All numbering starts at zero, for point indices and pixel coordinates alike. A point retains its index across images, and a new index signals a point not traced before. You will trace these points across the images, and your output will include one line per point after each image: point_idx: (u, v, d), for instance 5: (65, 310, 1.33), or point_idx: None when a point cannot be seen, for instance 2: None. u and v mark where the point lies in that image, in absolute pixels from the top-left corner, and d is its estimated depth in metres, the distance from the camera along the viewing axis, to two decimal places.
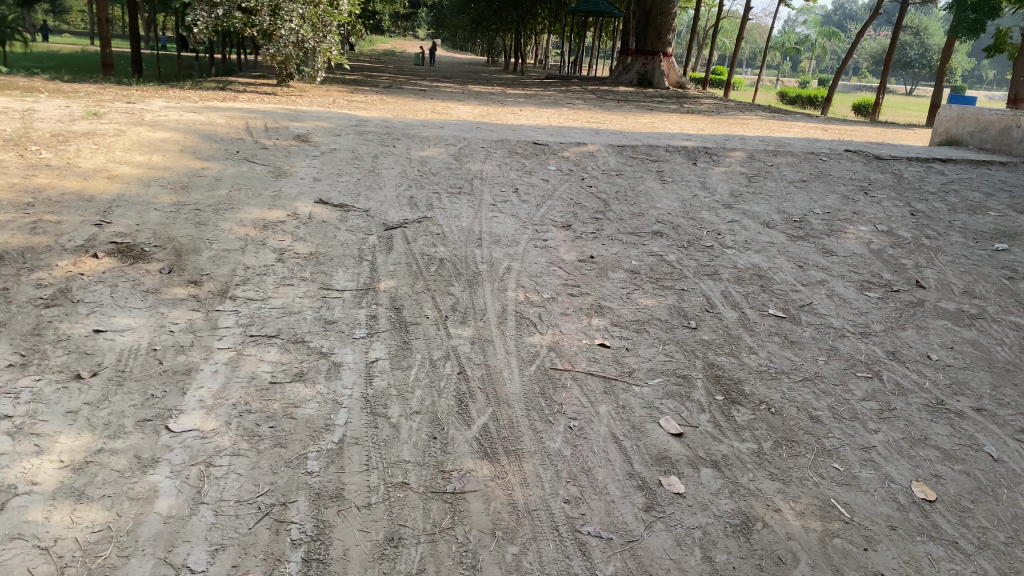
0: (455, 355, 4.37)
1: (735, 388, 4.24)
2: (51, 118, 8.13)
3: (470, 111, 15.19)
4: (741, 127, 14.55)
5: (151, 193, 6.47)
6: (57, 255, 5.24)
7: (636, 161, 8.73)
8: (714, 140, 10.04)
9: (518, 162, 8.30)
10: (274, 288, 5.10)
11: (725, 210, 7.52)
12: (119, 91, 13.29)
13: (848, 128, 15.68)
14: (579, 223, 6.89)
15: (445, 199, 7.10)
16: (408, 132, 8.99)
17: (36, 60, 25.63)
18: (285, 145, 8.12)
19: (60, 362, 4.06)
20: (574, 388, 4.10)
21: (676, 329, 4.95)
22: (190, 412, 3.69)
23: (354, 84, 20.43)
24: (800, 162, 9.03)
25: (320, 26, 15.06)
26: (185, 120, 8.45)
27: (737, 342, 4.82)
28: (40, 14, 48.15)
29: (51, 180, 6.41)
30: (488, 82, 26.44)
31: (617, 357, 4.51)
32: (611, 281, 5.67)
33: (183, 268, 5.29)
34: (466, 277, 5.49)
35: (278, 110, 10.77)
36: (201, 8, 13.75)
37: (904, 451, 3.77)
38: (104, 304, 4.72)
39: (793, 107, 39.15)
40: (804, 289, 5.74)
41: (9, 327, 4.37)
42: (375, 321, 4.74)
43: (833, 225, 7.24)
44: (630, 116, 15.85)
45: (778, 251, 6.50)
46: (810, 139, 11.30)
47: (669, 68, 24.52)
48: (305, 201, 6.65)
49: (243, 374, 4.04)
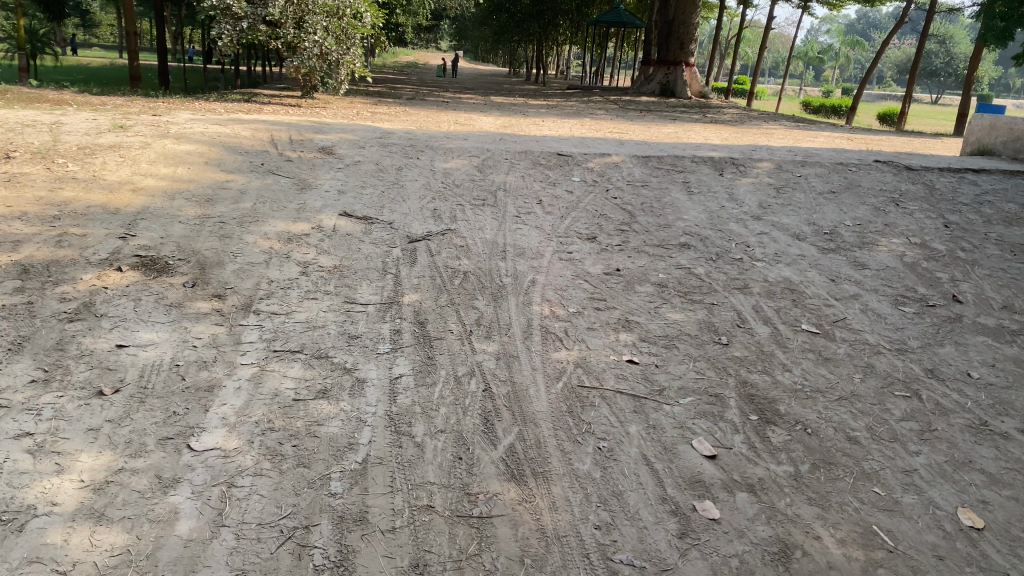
0: (480, 371, 4.28)
1: (769, 408, 4.11)
2: (78, 131, 8.17)
3: (492, 121, 15.16)
4: (767, 137, 14.39)
5: (176, 205, 6.45)
6: (81, 269, 5.23)
7: (662, 171, 8.61)
8: (740, 150, 9.90)
9: (542, 174, 8.22)
10: (297, 302, 5.05)
11: (754, 222, 7.39)
12: (145, 103, 13.39)
13: (876, 138, 15.45)
14: (604, 235, 6.79)
15: (469, 211, 7.03)
16: (431, 144, 8.94)
17: (66, 74, 25.99)
18: (309, 157, 8.09)
19: (82, 378, 4.02)
20: (602, 407, 3.99)
21: (706, 345, 4.83)
22: (212, 430, 3.62)
23: (377, 95, 20.50)
24: (829, 173, 8.87)
25: (344, 39, 15.24)
26: (210, 132, 8.45)
27: (770, 359, 4.70)
28: (70, 28, 48.89)
29: (77, 194, 6.41)
30: (510, 93, 26.45)
31: (647, 374, 4.40)
32: (638, 294, 5.56)
33: (206, 281, 5.26)
34: (491, 290, 5.41)
35: (302, 121, 10.77)
36: (225, 21, 13.75)
37: (948, 475, 3.63)
38: (127, 319, 4.68)
39: (817, 116, 38.72)
40: (837, 304, 5.60)
41: (32, 342, 4.34)
42: (399, 336, 4.66)
43: (865, 237, 7.09)
44: (654, 126, 15.73)
45: (809, 264, 6.37)
46: (838, 149, 11.12)
47: (693, 78, 24.35)
48: (329, 214, 6.61)
49: (266, 391, 3.97)
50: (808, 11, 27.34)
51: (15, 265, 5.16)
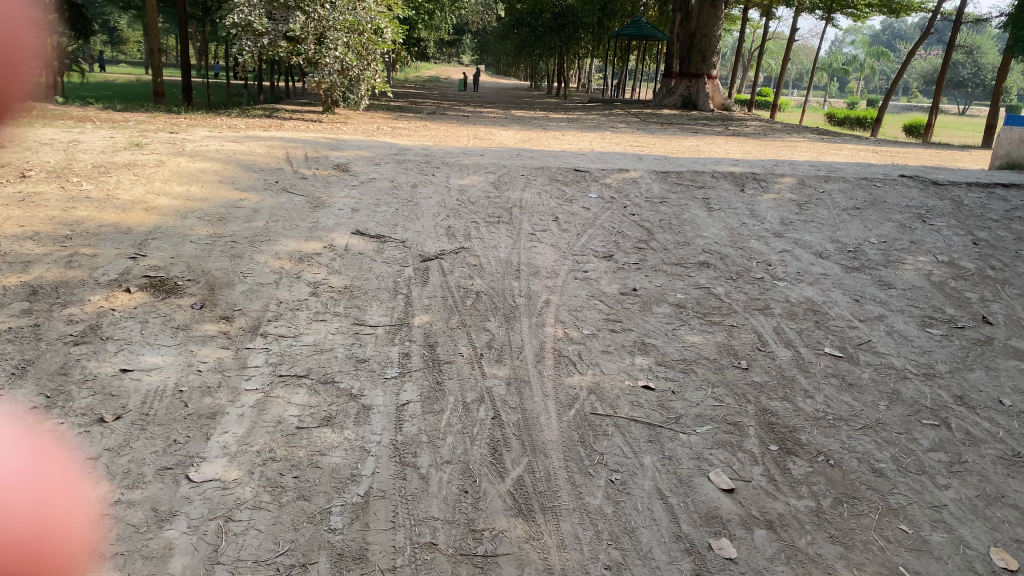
0: (490, 397, 4.16)
1: (790, 437, 3.95)
2: (95, 149, 8.18)
3: (511, 136, 15.08)
4: (789, 150, 14.20)
5: (188, 224, 6.40)
6: (90, 290, 5.17)
7: (681, 187, 8.47)
8: (762, 165, 9.73)
9: (559, 190, 8.10)
10: (306, 324, 4.96)
11: (776, 239, 7.23)
12: (168, 120, 13.50)
13: (902, 151, 15.18)
14: (621, 253, 6.65)
15: (483, 228, 6.93)
16: (447, 160, 8.86)
17: (93, 91, 26.28)
18: (324, 175, 8.03)
19: (84, 405, 3.94)
20: (616, 437, 3.85)
21: (725, 370, 4.68)
22: (212, 460, 3.53)
23: (398, 110, 20.53)
24: (853, 188, 8.68)
25: (364, 54, 15.22)
26: (226, 150, 8.42)
27: (791, 385, 4.53)
28: (98, 45, 49.66)
29: (89, 213, 6.37)
30: (531, 107, 26.42)
31: (663, 401, 4.25)
32: (655, 316, 5.42)
33: (215, 302, 5.18)
34: (503, 311, 5.29)
35: (320, 138, 10.75)
36: (246, 38, 13.76)
37: (979, 511, 3.45)
38: (133, 341, 4.61)
39: (842, 128, 38.28)
40: (861, 325, 5.42)
41: (36, 366, 4.27)
42: (408, 359, 4.55)
43: (890, 255, 6.90)
44: (674, 139, 15.58)
45: (833, 284, 6.19)
46: (863, 163, 10.90)
47: (715, 90, 24.18)
48: (342, 232, 6.54)
49: (269, 419, 3.87)
50: (831, 23, 27.10)
51: (23, 286, 5.11)
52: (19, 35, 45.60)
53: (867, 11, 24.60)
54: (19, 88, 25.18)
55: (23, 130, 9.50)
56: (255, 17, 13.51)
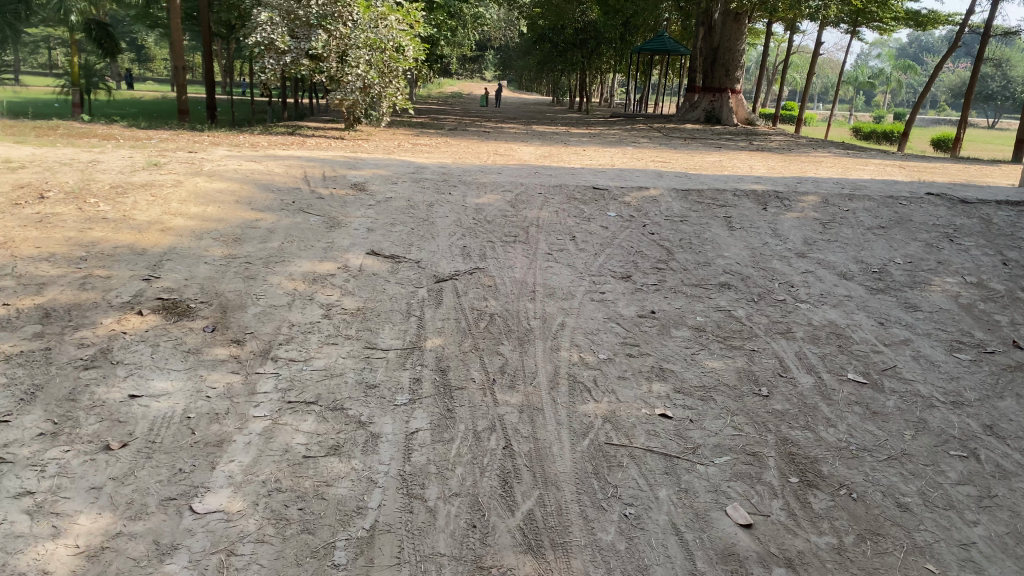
0: (501, 426, 4.06)
1: (811, 469, 3.82)
2: (114, 169, 8.20)
3: (532, 152, 15.01)
4: (813, 166, 14.02)
5: (203, 245, 6.38)
6: (102, 313, 5.15)
7: (702, 206, 8.35)
8: (785, 183, 9.58)
9: (577, 208, 8.01)
10: (317, 348, 4.90)
11: (798, 259, 7.09)
12: (192, 138, 13.65)
13: (929, 166, 14.94)
14: (639, 273, 6.55)
15: (499, 248, 6.86)
16: (465, 179, 8.80)
17: (119, 109, 26.55)
18: (341, 195, 8.00)
19: (90, 432, 3.90)
20: (631, 468, 3.74)
21: (745, 397, 4.55)
22: (217, 490, 3.47)
23: (420, 127, 20.58)
24: (877, 207, 8.51)
25: (386, 72, 14.96)
26: (244, 170, 8.42)
27: (813, 413, 4.40)
28: (125, 64, 50.37)
29: (105, 234, 6.38)
30: (552, 123, 26.39)
31: (679, 430, 4.14)
32: (673, 339, 5.30)
33: (227, 325, 5.14)
34: (517, 334, 5.21)
35: (340, 157, 10.74)
36: (270, 56, 13.96)
37: (1010, 550, 3.30)
38: (143, 365, 4.56)
39: (867, 142, 37.84)
40: (886, 350, 5.28)
41: (45, 391, 4.23)
42: (419, 385, 4.47)
43: (916, 276, 6.74)
44: (696, 155, 15.43)
45: (857, 306, 6.05)
46: (889, 180, 10.70)
47: (738, 105, 24.07)
48: (357, 253, 6.49)
49: (276, 447, 3.81)
50: (855, 37, 26.88)
51: (37, 309, 5.10)
52: (49, 53, 46.34)
53: (893, 25, 24.36)
54: (46, 106, 25.53)
55: (45, 150, 9.57)
56: (277, 36, 13.74)
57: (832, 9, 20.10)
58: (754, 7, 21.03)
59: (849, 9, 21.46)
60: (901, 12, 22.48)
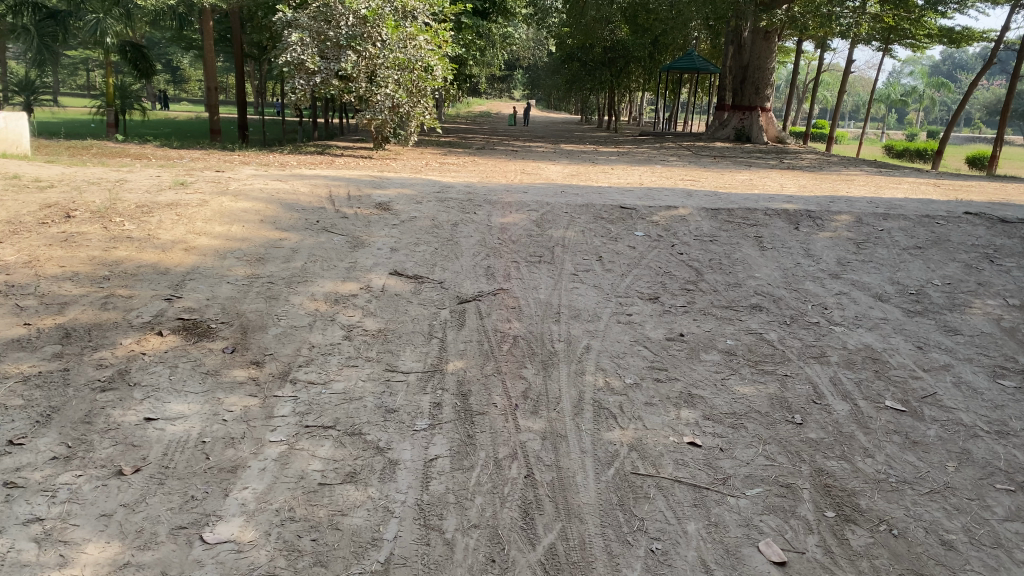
0: (523, 453, 3.93)
1: (849, 502, 3.63)
2: (140, 189, 8.21)
3: (560, 171, 14.92)
4: (846, 184, 13.77)
5: (226, 265, 6.34)
6: (122, 333, 5.10)
7: (732, 225, 8.18)
8: (818, 202, 9.37)
9: (604, 228, 7.88)
10: (337, 370, 4.80)
11: (832, 280, 6.90)
12: (222, 157, 13.75)
13: (966, 184, 14.62)
14: (668, 295, 6.39)
15: (524, 268, 6.74)
16: (490, 198, 8.70)
17: (154, 129, 26.95)
18: (365, 214, 7.93)
19: (104, 456, 3.82)
20: (658, 500, 3.58)
21: (777, 425, 4.37)
22: (228, 520, 3.36)
23: (448, 146, 20.57)
24: (914, 226, 8.29)
25: (415, 91, 14.94)
26: (269, 189, 8.38)
27: (849, 442, 4.21)
28: (160, 84, 51.15)
29: (130, 253, 6.36)
30: (579, 141, 26.34)
31: (709, 459, 3.97)
32: (703, 363, 5.14)
33: (247, 347, 5.06)
34: (541, 357, 5.07)
35: (367, 176, 10.69)
36: (300, 77, 14.18)
37: None
38: (161, 388, 4.48)
39: (902, 160, 37.29)
40: (925, 376, 5.07)
41: (61, 413, 4.17)
42: (440, 410, 4.34)
43: (956, 299, 6.52)
44: (726, 174, 15.22)
45: (893, 329, 5.85)
46: (925, 199, 10.45)
47: (769, 123, 23.77)
48: (380, 273, 6.41)
49: (291, 474, 3.70)
50: (888, 54, 26.53)
51: (57, 329, 5.07)
52: (88, 74, 47.21)
53: (927, 42, 24.00)
54: (83, 126, 25.96)
55: (74, 169, 9.64)
56: (307, 56, 13.93)
57: (863, 26, 19.85)
58: (784, 24, 20.82)
59: (881, 25, 21.18)
60: (935, 29, 22.13)
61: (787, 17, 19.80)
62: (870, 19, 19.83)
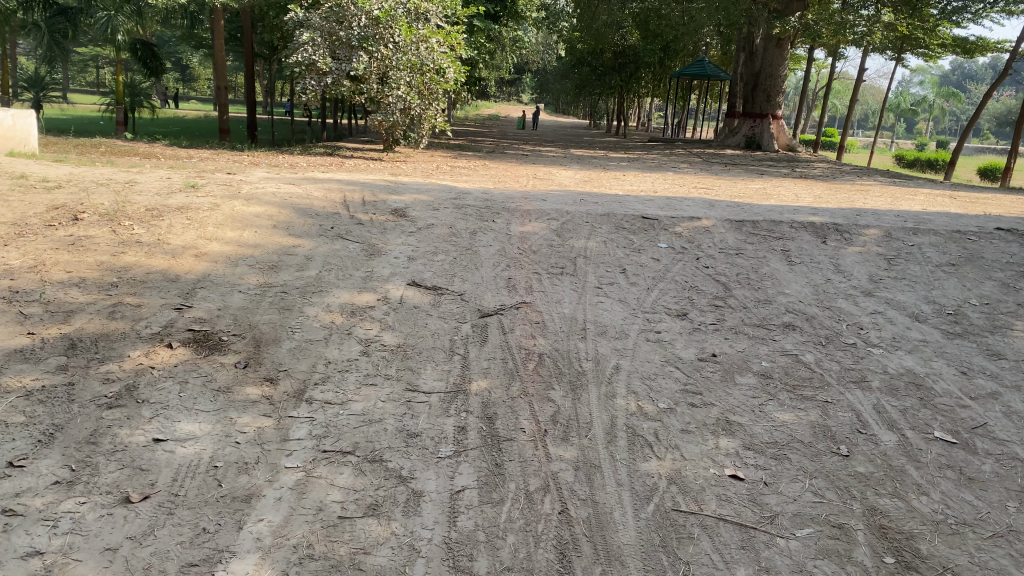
0: (556, 487, 3.70)
1: (908, 547, 3.38)
2: (150, 191, 7.98)
3: (572, 176, 14.67)
4: (862, 195, 13.50)
5: (238, 272, 6.10)
6: (130, 345, 4.85)
7: (758, 238, 7.92)
8: (844, 215, 9.10)
9: (626, 239, 7.64)
10: (355, 389, 4.55)
11: (865, 298, 6.65)
12: (231, 158, 13.56)
13: (984, 197, 14.34)
14: (696, 311, 6.14)
15: (546, 280, 6.49)
16: (508, 206, 8.45)
17: (163, 127, 26.77)
18: (381, 221, 7.70)
19: (110, 481, 3.58)
20: (703, 542, 3.35)
21: (823, 456, 4.12)
22: (242, 557, 3.13)
23: (458, 149, 20.36)
24: (945, 242, 8.03)
25: (426, 93, 14.72)
26: (283, 193, 8.16)
27: (900, 478, 3.95)
28: (169, 82, 51.09)
29: (139, 259, 6.13)
30: (590, 146, 26.07)
31: (754, 495, 3.73)
32: (739, 387, 4.89)
33: (260, 362, 4.82)
34: (569, 377, 4.83)
35: (380, 180, 10.46)
36: (311, 77, 13.89)
37: None
38: (170, 406, 4.23)
39: (912, 170, 36.88)
40: (974, 405, 4.81)
41: (64, 433, 3.93)
42: (464, 435, 4.10)
43: (997, 321, 6.26)
44: (740, 182, 14.96)
45: (934, 352, 5.59)
46: (950, 213, 10.15)
47: (779, 131, 23.52)
48: (397, 283, 6.17)
49: (309, 505, 3.47)
50: (900, 64, 26.25)
51: (63, 339, 4.84)
52: (98, 71, 47.14)
53: (940, 52, 23.72)
54: (91, 123, 25.75)
55: (82, 169, 9.43)
56: (319, 57, 13.61)
57: (876, 35, 19.59)
58: (797, 32, 20.58)
59: (895, 35, 20.93)
60: (948, 39, 21.88)
61: (801, 25, 19.56)
62: (883, 29, 19.55)
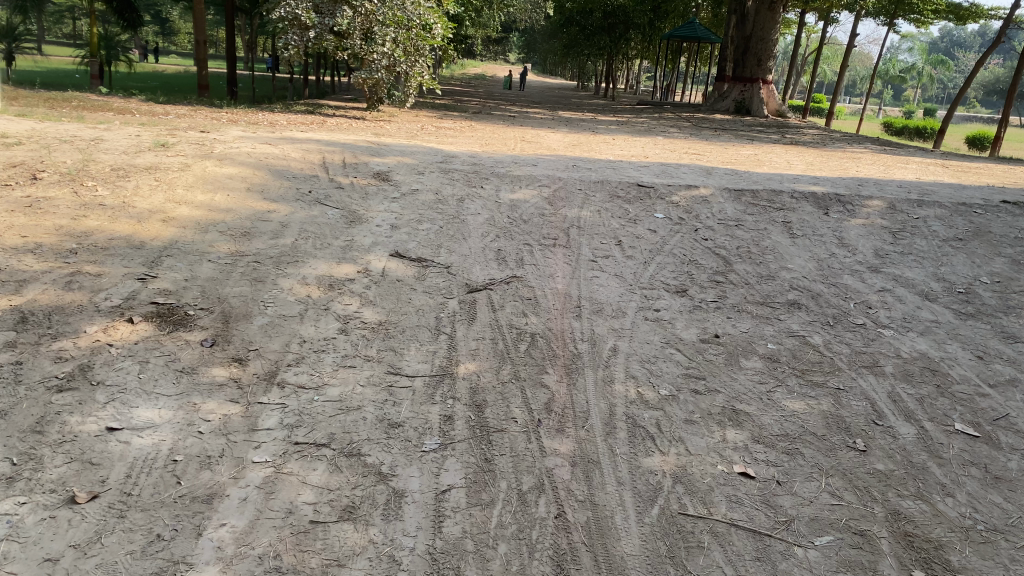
0: (551, 485, 3.37)
1: (937, 558, 3.09)
2: (117, 149, 7.50)
3: (559, 139, 14.25)
4: (855, 162, 13.16)
5: (208, 240, 5.68)
6: (87, 319, 4.45)
7: (758, 208, 7.57)
8: (846, 185, 8.72)
9: (621, 208, 7.26)
10: (332, 371, 4.19)
11: (871, 274, 6.33)
12: (208, 115, 13.10)
13: (978, 166, 14.00)
14: (696, 287, 5.79)
15: (538, 252, 6.13)
16: (498, 171, 8.04)
17: (140, 82, 25.97)
18: (362, 185, 7.28)
19: (54, 477, 3.21)
20: (714, 551, 3.05)
21: (839, 451, 3.81)
22: (201, 569, 2.80)
23: (443, 109, 19.79)
24: (951, 215, 7.68)
25: (411, 51, 14.12)
26: (258, 153, 7.70)
27: (923, 477, 3.65)
28: (149, 36, 49.75)
29: (101, 223, 5.69)
30: (579, 109, 25.50)
31: (767, 496, 3.42)
32: (744, 372, 4.56)
33: (229, 340, 4.43)
34: (563, 361, 4.48)
35: (362, 140, 9.98)
36: (292, 31, 13.15)
37: None
38: (128, 389, 3.85)
39: (900, 138, 36.36)
40: (993, 393, 4.50)
41: (8, 420, 3.54)
42: (450, 425, 3.76)
43: (1009, 299, 5.96)
44: (730, 147, 14.58)
45: (947, 335, 5.28)
46: (951, 184, 9.79)
47: (769, 96, 23.04)
48: (379, 254, 5.78)
49: (277, 507, 3.12)
50: (893, 29, 25.60)
51: (12, 312, 4.41)
52: (72, 21, 45.70)
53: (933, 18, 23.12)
54: (66, 77, 24.89)
55: (47, 124, 8.92)
56: (301, 11, 12.87)
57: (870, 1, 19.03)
58: None
59: None
60: (942, 5, 21.29)
61: None
62: None
